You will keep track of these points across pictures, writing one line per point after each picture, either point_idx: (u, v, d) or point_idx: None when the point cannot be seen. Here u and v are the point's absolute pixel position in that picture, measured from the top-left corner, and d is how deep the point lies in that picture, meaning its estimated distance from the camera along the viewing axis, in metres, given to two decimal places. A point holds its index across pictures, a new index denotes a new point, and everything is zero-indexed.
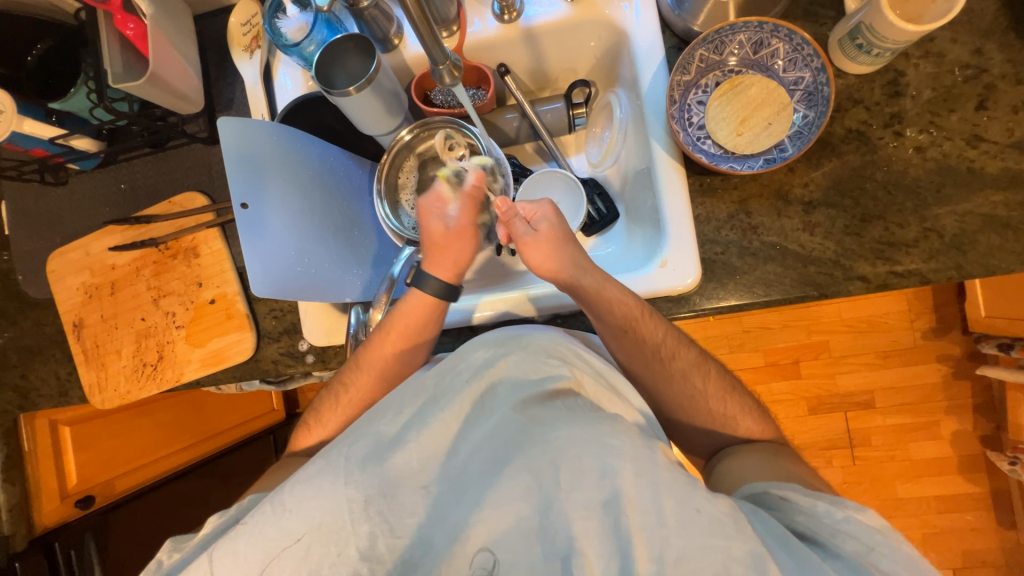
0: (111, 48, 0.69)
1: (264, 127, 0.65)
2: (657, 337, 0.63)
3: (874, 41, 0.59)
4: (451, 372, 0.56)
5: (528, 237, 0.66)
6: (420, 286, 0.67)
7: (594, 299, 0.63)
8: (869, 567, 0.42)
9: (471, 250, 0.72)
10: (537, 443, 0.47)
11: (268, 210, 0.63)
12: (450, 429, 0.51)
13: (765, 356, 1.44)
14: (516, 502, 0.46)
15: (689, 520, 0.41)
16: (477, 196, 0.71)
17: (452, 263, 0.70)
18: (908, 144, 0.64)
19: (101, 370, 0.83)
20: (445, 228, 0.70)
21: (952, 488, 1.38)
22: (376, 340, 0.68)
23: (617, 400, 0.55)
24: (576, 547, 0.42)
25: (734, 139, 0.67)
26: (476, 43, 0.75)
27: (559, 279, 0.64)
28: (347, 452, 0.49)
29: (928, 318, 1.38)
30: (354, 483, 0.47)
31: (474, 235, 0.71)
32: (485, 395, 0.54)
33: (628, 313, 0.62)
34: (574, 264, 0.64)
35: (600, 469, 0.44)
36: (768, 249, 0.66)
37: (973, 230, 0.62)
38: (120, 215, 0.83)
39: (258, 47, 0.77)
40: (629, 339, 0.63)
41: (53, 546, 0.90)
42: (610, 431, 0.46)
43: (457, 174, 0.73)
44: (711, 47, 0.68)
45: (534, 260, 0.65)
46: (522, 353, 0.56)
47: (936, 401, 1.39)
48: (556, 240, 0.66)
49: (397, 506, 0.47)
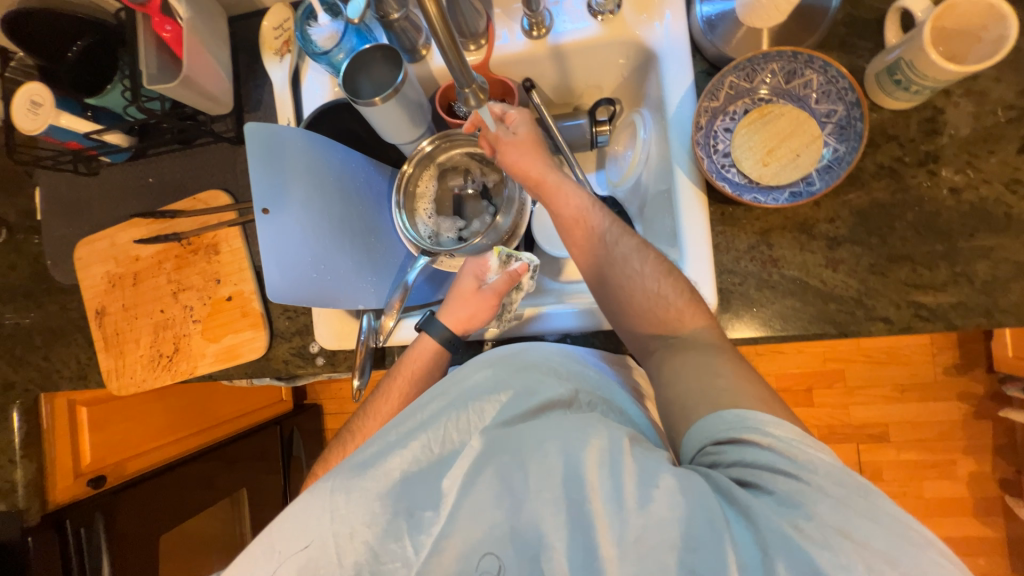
0: (148, 52, 0.71)
1: (293, 132, 0.66)
2: (604, 227, 0.64)
3: (914, 78, 0.58)
4: (445, 397, 0.54)
5: (503, 138, 0.66)
6: (428, 330, 0.68)
7: (551, 191, 0.65)
8: (802, 501, 0.41)
9: (486, 319, 0.69)
10: (510, 449, 0.48)
11: (289, 215, 0.65)
12: (432, 451, 0.51)
13: (777, 380, 1.42)
14: (490, 510, 0.45)
15: (648, 498, 0.42)
16: (515, 280, 0.68)
17: (465, 318, 0.68)
18: (943, 185, 0.62)
19: (119, 358, 0.85)
20: (476, 288, 0.69)
21: (964, 530, 1.33)
22: (389, 386, 0.68)
23: (607, 407, 0.54)
24: (545, 543, 0.43)
25: (760, 169, 0.66)
26: (503, 57, 0.75)
27: (530, 180, 0.66)
28: (333, 487, 0.47)
29: (950, 354, 1.34)
30: (340, 519, 0.46)
31: (493, 308, 0.68)
32: (473, 416, 0.52)
33: (580, 209, 0.64)
34: (542, 166, 0.66)
35: (565, 459, 0.46)
36: (788, 283, 0.64)
37: (1006, 277, 0.60)
38: (146, 208, 0.85)
39: (289, 51, 0.78)
40: (579, 234, 0.64)
41: (65, 523, 0.92)
42: (580, 427, 0.47)
43: (510, 254, 0.71)
44: (742, 75, 0.67)
45: (509, 160, 0.67)
46: (512, 368, 0.56)
47: (954, 440, 1.34)
48: (530, 142, 0.66)
49: (377, 530, 0.46)
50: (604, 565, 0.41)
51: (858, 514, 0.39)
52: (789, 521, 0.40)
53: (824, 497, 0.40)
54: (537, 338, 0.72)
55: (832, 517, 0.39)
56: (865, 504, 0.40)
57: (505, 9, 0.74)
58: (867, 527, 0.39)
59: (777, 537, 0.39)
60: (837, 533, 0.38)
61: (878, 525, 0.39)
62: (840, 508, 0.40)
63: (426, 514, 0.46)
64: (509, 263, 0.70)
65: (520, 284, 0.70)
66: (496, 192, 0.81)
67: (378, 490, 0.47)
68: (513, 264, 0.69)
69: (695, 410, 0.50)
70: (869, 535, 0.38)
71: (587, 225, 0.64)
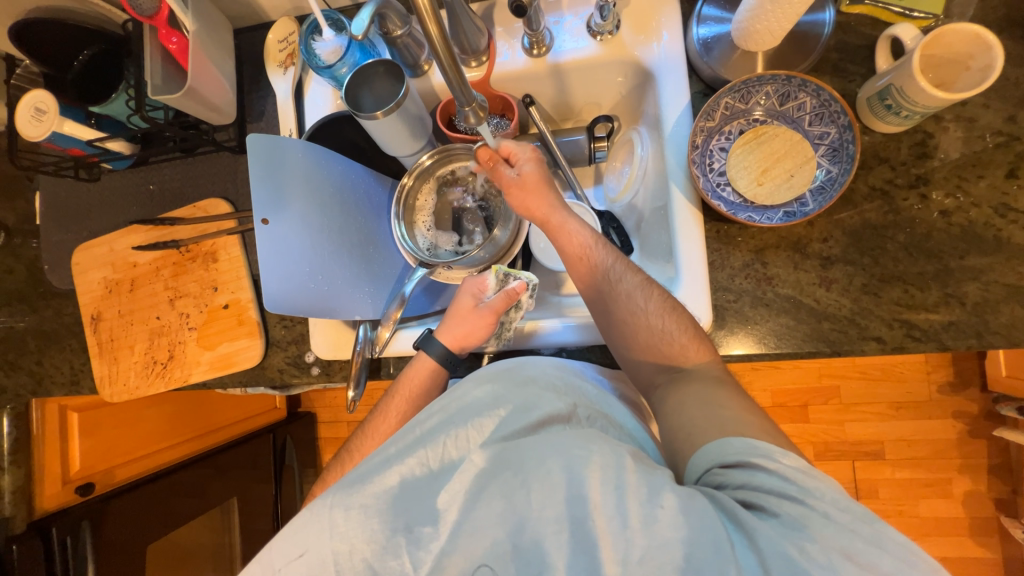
0: (154, 63, 0.72)
1: (294, 144, 0.67)
2: (607, 263, 0.65)
3: (903, 103, 0.59)
4: (444, 413, 0.53)
5: (511, 178, 0.68)
6: (427, 349, 0.69)
7: (556, 230, 0.67)
8: (806, 525, 0.41)
9: (483, 336, 0.69)
10: (512, 466, 0.46)
11: (288, 226, 0.65)
12: (430, 465, 0.49)
13: (772, 396, 1.42)
14: (492, 527, 0.44)
15: (652, 517, 0.42)
16: (513, 299, 0.68)
17: (461, 335, 0.69)
18: (933, 207, 0.63)
19: (113, 364, 0.85)
20: (473, 305, 0.69)
21: (960, 550, 1.33)
22: (387, 405, 0.68)
23: (607, 422, 0.54)
24: (547, 561, 0.43)
25: (755, 189, 0.67)
26: (503, 73, 0.76)
27: (536, 216, 0.68)
28: (332, 503, 0.47)
29: (944, 372, 1.34)
30: (339, 536, 0.45)
31: (490, 326, 0.68)
32: (473, 432, 0.51)
33: (583, 244, 0.66)
34: (549, 204, 0.67)
35: (567, 477, 0.45)
36: (782, 301, 0.65)
37: (996, 299, 0.61)
38: (145, 215, 0.85)
39: (292, 64, 0.79)
40: (583, 267, 0.66)
41: (51, 531, 0.91)
42: (581, 443, 0.47)
43: (508, 273, 0.71)
44: (737, 96, 0.68)
45: (516, 200, 0.68)
46: (513, 383, 0.55)
47: (950, 458, 1.34)
48: (537, 181, 0.68)
49: (376, 547, 0.45)
50: None
51: (864, 540, 0.40)
52: (795, 545, 0.40)
53: (829, 523, 0.41)
54: (534, 352, 0.72)
55: (836, 541, 0.40)
56: (869, 530, 0.41)
57: (506, 27, 0.76)
58: (872, 552, 0.39)
59: (781, 560, 0.39)
60: (841, 556, 0.39)
61: (883, 551, 0.39)
62: (845, 533, 0.40)
63: (425, 529, 0.45)
64: (507, 282, 0.70)
65: (519, 302, 0.70)
66: (495, 204, 0.81)
67: (376, 506, 0.46)
68: (511, 282, 0.69)
69: (702, 436, 0.51)
70: (873, 560, 0.39)
71: (590, 262, 0.66)
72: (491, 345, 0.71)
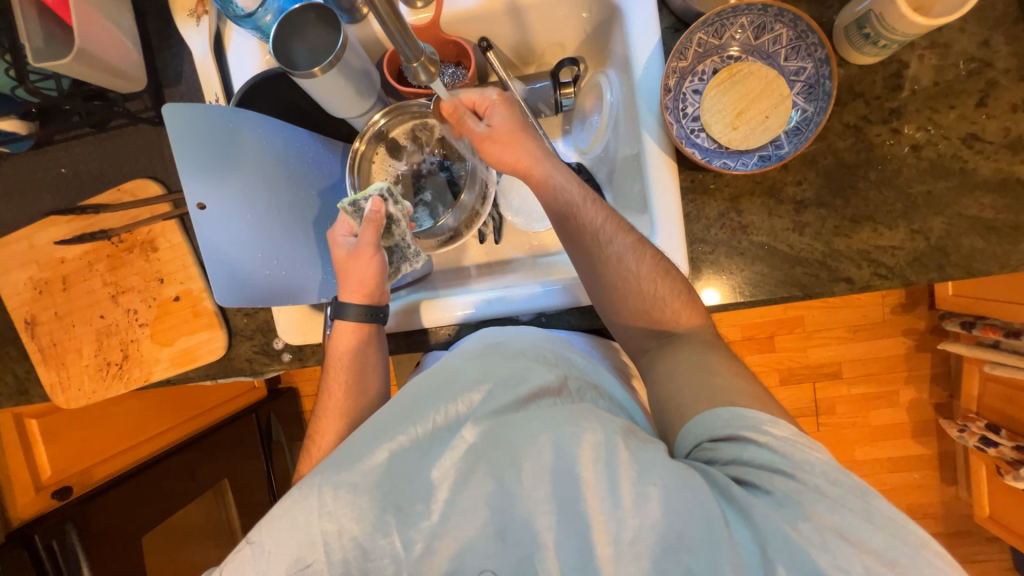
0: (29, 21, 0.62)
1: (220, 114, 0.58)
2: (599, 220, 0.61)
3: (882, 32, 0.56)
4: (432, 383, 0.52)
5: (479, 134, 0.62)
6: (340, 316, 0.65)
7: (540, 184, 0.63)
8: (799, 502, 0.42)
9: (376, 271, 0.64)
10: (503, 444, 0.46)
11: (228, 208, 0.58)
12: (419, 444, 0.48)
13: (741, 329, 1.48)
14: (480, 508, 0.45)
15: (644, 496, 0.43)
16: (379, 221, 0.62)
17: (358, 286, 0.64)
18: (905, 142, 0.63)
19: (61, 370, 0.78)
20: (348, 251, 0.65)
21: (903, 450, 1.48)
22: (328, 382, 0.66)
23: (596, 393, 0.54)
24: (538, 542, 0.43)
25: (729, 133, 0.64)
26: (455, 14, 0.68)
27: (518, 170, 0.63)
28: (322, 481, 0.45)
29: (896, 295, 1.42)
30: (328, 516, 0.44)
31: (375, 258, 0.64)
32: (461, 405, 0.50)
33: (570, 199, 0.62)
34: (530, 155, 0.63)
35: (557, 454, 0.45)
36: (756, 249, 0.65)
37: (958, 232, 0.62)
38: (63, 203, 0.75)
39: (206, 13, 0.69)
40: (570, 227, 0.62)
41: (35, 539, 0.89)
42: (571, 420, 0.47)
43: (356, 203, 0.63)
44: (710, 30, 0.64)
45: (492, 156, 0.63)
46: (499, 357, 0.54)
47: (898, 371, 1.46)
48: (512, 132, 0.63)
49: (366, 526, 0.44)
50: (599, 563, 0.42)
51: (856, 516, 0.42)
52: (789, 523, 0.41)
53: (820, 498, 0.43)
54: (512, 318, 0.70)
55: (829, 518, 0.41)
56: (862, 505, 0.42)
57: None
58: (866, 528, 0.41)
59: (778, 538, 0.41)
60: (836, 535, 0.40)
61: (875, 527, 0.41)
62: (837, 509, 0.42)
63: (419, 506, 0.45)
64: (363, 210, 0.63)
65: (392, 217, 0.65)
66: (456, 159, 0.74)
67: (367, 483, 0.45)
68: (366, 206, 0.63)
69: (693, 408, 0.52)
70: (866, 537, 0.40)
71: (578, 220, 0.62)
72: (414, 268, 0.69)
